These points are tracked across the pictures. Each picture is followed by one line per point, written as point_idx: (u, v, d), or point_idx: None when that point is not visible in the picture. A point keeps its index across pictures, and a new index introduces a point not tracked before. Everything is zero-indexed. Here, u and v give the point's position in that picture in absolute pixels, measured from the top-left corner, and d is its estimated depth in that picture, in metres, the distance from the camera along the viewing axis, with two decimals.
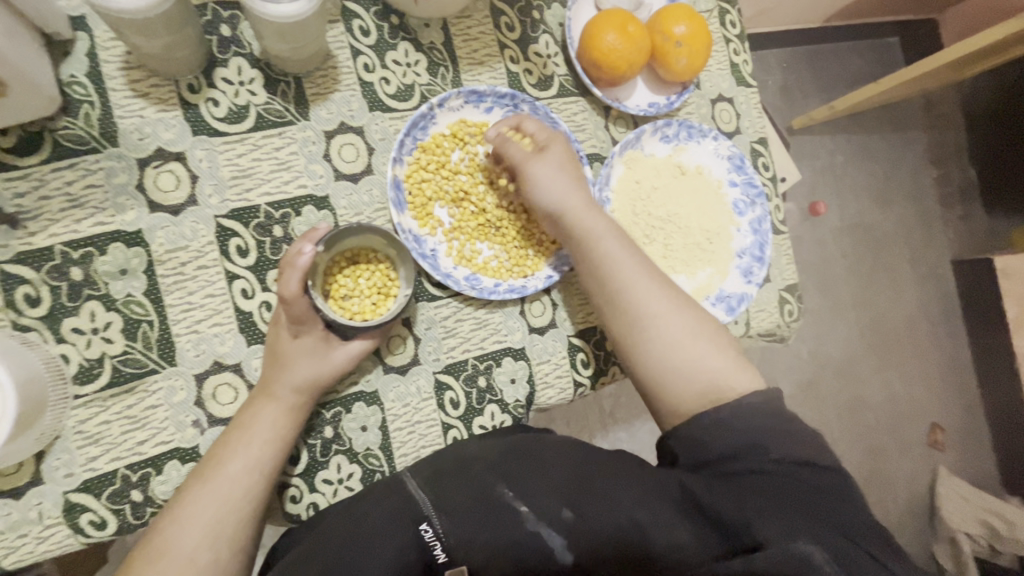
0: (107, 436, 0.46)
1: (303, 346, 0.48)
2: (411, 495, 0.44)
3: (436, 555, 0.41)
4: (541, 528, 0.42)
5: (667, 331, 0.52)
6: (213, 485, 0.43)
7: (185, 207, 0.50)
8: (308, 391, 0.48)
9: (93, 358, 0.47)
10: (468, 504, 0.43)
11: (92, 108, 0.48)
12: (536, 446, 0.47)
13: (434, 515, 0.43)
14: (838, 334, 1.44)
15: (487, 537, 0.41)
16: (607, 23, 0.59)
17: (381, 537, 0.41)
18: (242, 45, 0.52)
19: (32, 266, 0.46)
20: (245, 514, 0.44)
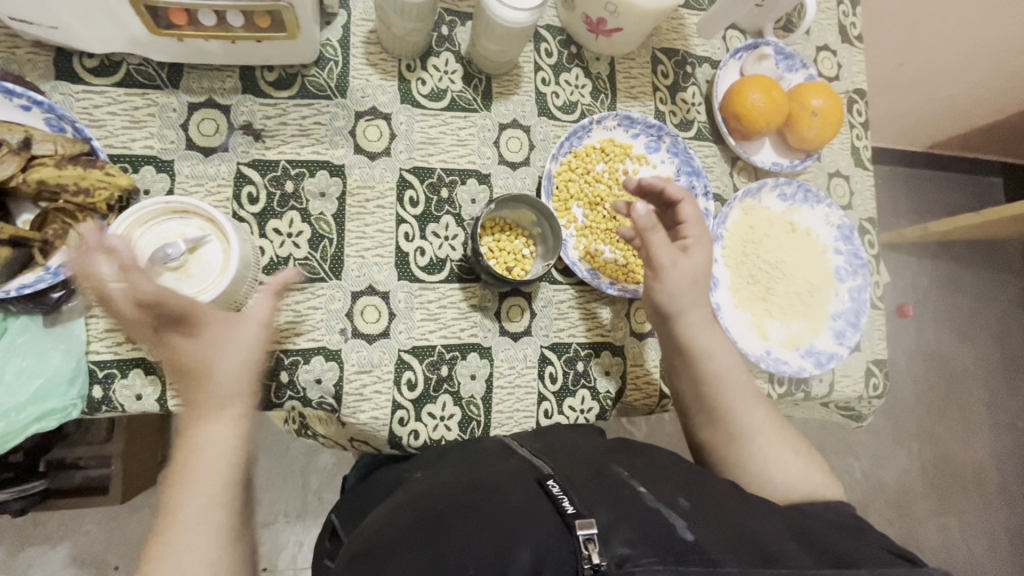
0: (274, 321, 0.54)
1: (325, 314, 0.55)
2: (531, 463, 0.48)
3: (562, 502, 0.40)
4: (660, 506, 0.41)
5: (754, 446, 0.55)
6: (194, 485, 0.40)
7: (381, 156, 0.60)
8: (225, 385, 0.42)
9: (282, 256, 0.56)
10: (588, 475, 0.45)
11: (335, 66, 0.60)
12: (648, 458, 0.50)
13: (556, 476, 0.44)
14: (898, 460, 1.38)
15: (610, 502, 0.41)
16: (754, 84, 0.67)
17: (504, 485, 0.44)
18: (454, 44, 0.63)
19: (259, 172, 0.56)
20: (226, 506, 0.41)
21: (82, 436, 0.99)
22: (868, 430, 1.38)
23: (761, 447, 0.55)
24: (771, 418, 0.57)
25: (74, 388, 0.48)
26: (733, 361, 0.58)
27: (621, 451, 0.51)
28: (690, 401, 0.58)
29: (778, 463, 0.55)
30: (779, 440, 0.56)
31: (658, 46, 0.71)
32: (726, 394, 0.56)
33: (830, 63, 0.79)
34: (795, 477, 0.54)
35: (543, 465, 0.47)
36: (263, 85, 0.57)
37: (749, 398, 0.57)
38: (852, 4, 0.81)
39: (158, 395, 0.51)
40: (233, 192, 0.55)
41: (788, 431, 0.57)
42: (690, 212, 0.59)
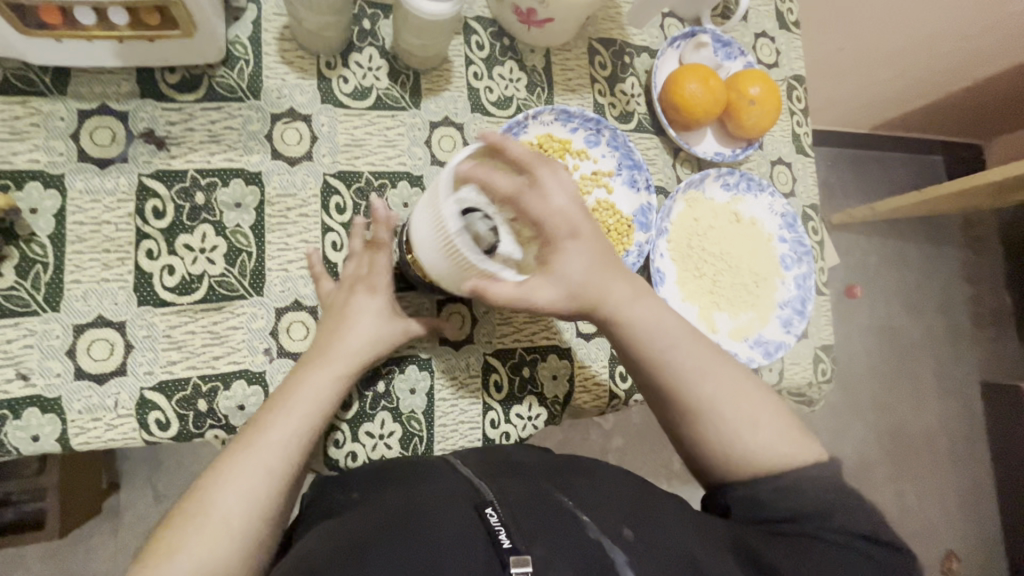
0: (189, 345, 0.50)
1: (367, 307, 0.52)
2: (472, 486, 0.45)
3: (499, 535, 0.38)
4: (603, 538, 0.39)
5: (722, 419, 0.48)
6: (289, 416, 0.47)
7: (302, 160, 0.56)
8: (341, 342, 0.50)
9: (194, 274, 0.51)
10: (531, 499, 0.43)
11: (246, 65, 0.55)
12: (596, 475, 0.49)
13: (496, 504, 0.42)
14: (856, 435, 1.42)
15: (551, 531, 0.39)
16: (691, 74, 0.66)
17: (442, 511, 0.41)
18: (377, 38, 0.60)
19: (165, 184, 0.52)
20: (302, 443, 0.47)
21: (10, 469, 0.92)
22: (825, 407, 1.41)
23: (726, 417, 0.48)
24: (734, 379, 0.50)
25: None
26: (676, 331, 0.50)
27: (564, 471, 0.50)
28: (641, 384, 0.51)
29: (754, 431, 0.48)
30: (747, 404, 0.49)
31: (594, 37, 0.69)
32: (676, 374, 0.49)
33: (769, 50, 0.78)
34: (769, 438, 0.48)
35: (485, 489, 0.44)
36: (165, 87, 0.52)
37: (704, 366, 0.49)
38: None
39: (59, 434, 0.46)
40: (135, 206, 0.51)
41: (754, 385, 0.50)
42: (560, 202, 0.43)
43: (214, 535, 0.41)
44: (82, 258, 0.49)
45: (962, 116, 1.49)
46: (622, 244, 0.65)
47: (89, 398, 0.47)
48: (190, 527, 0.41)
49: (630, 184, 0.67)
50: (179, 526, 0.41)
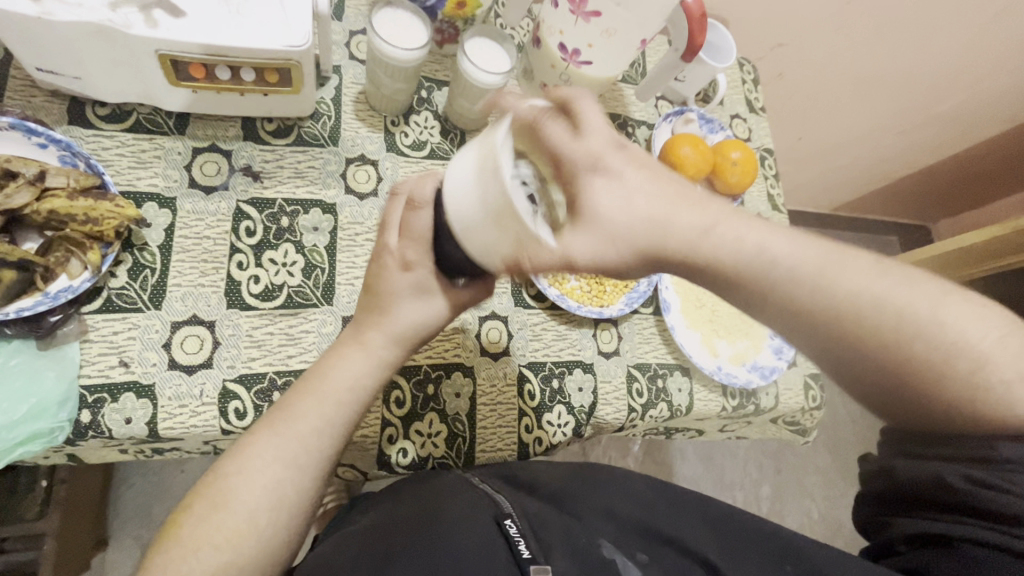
0: (268, 344, 0.57)
1: (409, 282, 0.48)
2: (492, 498, 0.50)
3: (521, 550, 0.44)
4: (615, 556, 0.46)
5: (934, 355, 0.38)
6: (320, 405, 0.46)
7: (369, 196, 0.66)
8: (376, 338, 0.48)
9: (276, 284, 0.59)
10: (547, 518, 0.49)
11: (328, 120, 0.67)
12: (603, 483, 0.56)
13: (515, 516, 0.47)
14: (848, 500, 1.47)
15: (567, 548, 0.45)
16: (684, 139, 0.81)
17: (464, 522, 0.47)
18: (432, 105, 0.73)
19: (257, 209, 0.61)
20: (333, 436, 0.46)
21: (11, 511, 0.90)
22: (816, 475, 1.49)
23: (926, 344, 0.38)
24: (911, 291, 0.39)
25: (63, 411, 0.48)
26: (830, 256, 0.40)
27: (576, 483, 0.55)
28: (803, 338, 0.41)
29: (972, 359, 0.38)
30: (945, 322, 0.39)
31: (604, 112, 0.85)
32: (843, 315, 0.39)
33: (743, 128, 0.95)
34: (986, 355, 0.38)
35: (503, 502, 0.50)
36: (264, 134, 0.64)
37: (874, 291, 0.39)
38: (753, 84, 1.00)
39: (149, 418, 0.51)
40: (231, 226, 0.59)
41: (957, 297, 0.39)
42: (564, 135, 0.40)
43: (237, 534, 0.41)
44: (184, 266, 0.57)
45: (909, 200, 1.70)
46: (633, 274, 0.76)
47: (179, 386, 0.53)
48: (209, 521, 0.41)
49: None
50: (203, 511, 0.42)
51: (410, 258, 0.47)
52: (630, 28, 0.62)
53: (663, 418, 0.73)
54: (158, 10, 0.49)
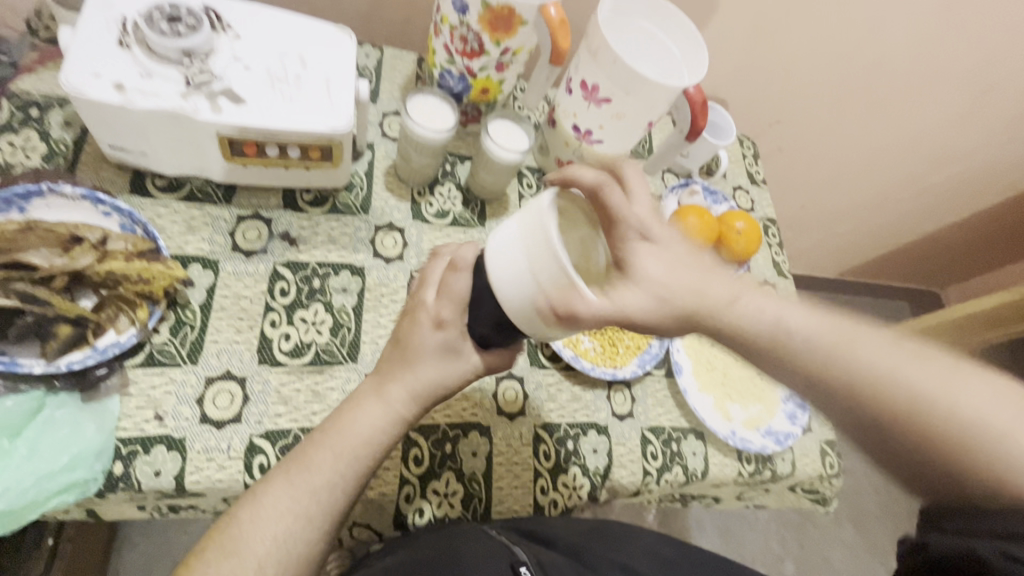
0: (294, 400, 0.59)
1: (435, 344, 0.50)
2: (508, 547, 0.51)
3: None
4: None
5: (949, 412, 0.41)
6: (334, 456, 0.46)
7: (395, 260, 0.71)
8: (388, 389, 0.49)
9: (305, 342, 0.62)
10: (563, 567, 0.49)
11: (360, 191, 0.73)
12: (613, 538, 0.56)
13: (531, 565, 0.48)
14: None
15: None
16: (690, 210, 0.86)
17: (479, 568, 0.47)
18: (455, 177, 0.79)
19: (292, 271, 0.65)
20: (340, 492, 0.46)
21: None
22: (842, 550, 1.42)
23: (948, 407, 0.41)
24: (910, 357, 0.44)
25: (99, 462, 0.50)
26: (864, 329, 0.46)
27: (591, 535, 0.56)
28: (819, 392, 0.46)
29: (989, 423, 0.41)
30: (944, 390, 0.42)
31: None
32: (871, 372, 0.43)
33: (746, 199, 1.01)
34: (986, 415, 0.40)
35: (518, 552, 0.50)
36: (302, 204, 0.69)
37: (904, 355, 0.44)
38: (754, 159, 1.06)
39: (177, 471, 0.53)
40: (266, 287, 0.64)
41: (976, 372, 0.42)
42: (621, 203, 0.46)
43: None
44: (222, 324, 0.60)
45: (915, 266, 1.73)
46: (644, 337, 0.78)
47: (208, 440, 0.55)
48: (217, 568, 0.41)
49: None
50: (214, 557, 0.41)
51: (444, 317, 0.50)
52: (639, 112, 0.69)
53: (679, 483, 0.73)
54: (223, 99, 0.56)
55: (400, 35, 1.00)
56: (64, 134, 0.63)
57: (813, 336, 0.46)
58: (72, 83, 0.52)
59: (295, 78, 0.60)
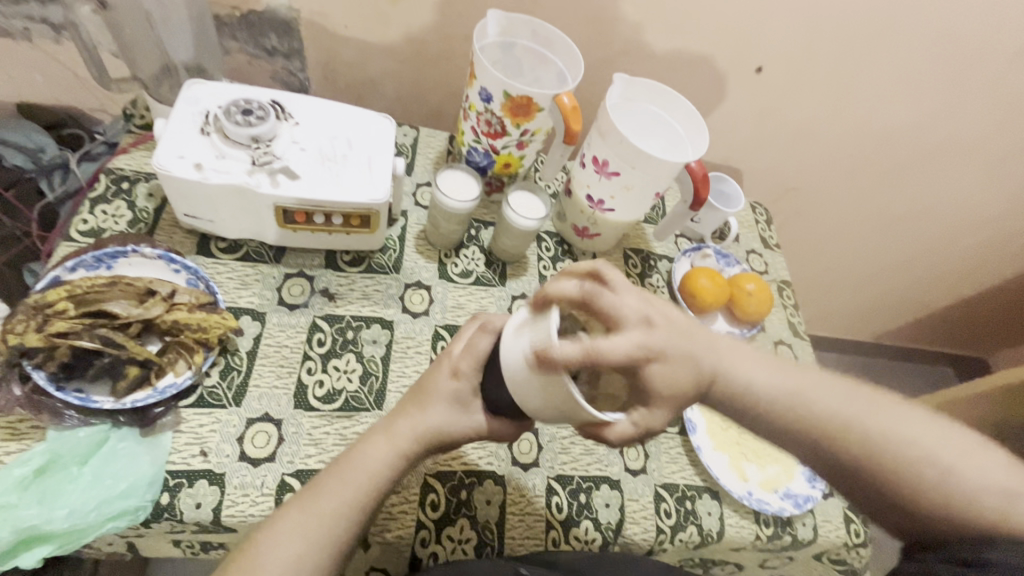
0: (323, 442, 0.64)
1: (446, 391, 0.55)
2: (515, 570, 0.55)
3: None
4: None
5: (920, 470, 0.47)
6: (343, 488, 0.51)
7: (421, 315, 0.77)
8: (407, 429, 0.54)
9: (337, 388, 0.68)
10: None
11: (393, 252, 0.81)
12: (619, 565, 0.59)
13: None
14: None
15: None
16: (701, 272, 0.90)
17: None
18: (479, 241, 0.87)
19: (329, 323, 0.72)
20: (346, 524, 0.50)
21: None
22: None
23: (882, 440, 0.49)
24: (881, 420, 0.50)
25: (150, 491, 0.56)
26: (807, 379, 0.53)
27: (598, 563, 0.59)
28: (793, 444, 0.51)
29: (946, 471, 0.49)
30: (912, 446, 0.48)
31: (628, 247, 0.96)
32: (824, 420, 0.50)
33: (759, 262, 1.05)
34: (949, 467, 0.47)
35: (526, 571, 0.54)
36: (342, 263, 0.78)
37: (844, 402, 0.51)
38: (766, 224, 1.11)
39: (215, 504, 0.58)
40: (306, 337, 0.71)
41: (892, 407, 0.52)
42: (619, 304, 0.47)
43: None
44: (265, 369, 0.67)
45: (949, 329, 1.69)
46: None
47: (244, 476, 0.60)
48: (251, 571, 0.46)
49: None
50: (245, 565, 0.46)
51: (459, 367, 0.55)
52: (646, 184, 0.76)
53: (694, 543, 0.72)
54: (282, 175, 0.66)
55: (434, 115, 1.13)
56: (148, 203, 0.74)
57: (795, 394, 0.51)
58: (160, 164, 0.62)
59: (342, 157, 0.70)
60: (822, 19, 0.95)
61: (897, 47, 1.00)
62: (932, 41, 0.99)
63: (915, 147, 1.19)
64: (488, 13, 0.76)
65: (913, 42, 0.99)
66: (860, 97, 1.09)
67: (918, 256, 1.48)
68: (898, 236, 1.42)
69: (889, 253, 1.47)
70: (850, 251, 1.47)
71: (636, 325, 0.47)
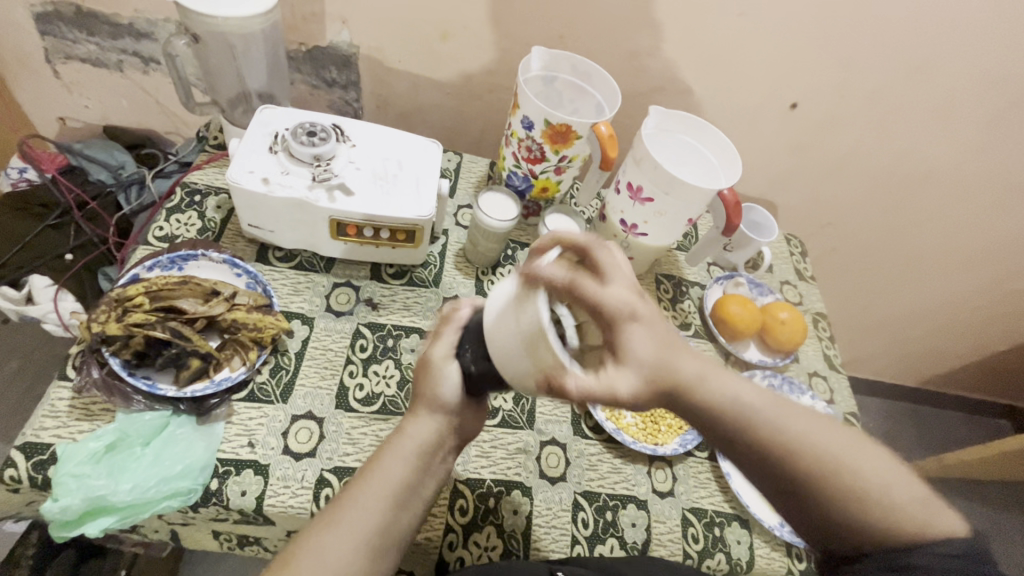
0: (361, 442, 0.67)
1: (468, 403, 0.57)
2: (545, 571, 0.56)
3: None
4: None
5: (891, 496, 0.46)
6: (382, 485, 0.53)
7: None
8: (438, 430, 0.57)
9: (376, 392, 0.71)
10: None
11: (434, 268, 0.86)
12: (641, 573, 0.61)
13: None
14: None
15: None
16: (733, 299, 0.91)
17: None
18: (515, 261, 0.90)
19: (372, 331, 0.77)
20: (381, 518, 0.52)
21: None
22: None
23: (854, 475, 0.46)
24: (858, 446, 0.48)
25: (202, 475, 0.60)
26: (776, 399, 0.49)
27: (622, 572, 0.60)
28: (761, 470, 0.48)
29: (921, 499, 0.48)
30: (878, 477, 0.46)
31: (660, 272, 0.98)
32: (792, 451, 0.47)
33: (793, 292, 1.04)
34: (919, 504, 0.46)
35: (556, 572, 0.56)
36: (386, 276, 0.83)
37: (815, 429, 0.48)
38: (802, 256, 1.11)
39: (259, 493, 0.61)
40: (349, 343, 0.75)
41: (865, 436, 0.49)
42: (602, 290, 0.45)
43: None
44: (311, 370, 0.71)
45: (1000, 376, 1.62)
46: None
47: (287, 469, 0.63)
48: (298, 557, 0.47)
49: None
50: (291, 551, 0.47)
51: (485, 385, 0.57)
52: (679, 209, 0.78)
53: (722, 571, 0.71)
54: (338, 190, 0.72)
55: (476, 144, 1.20)
56: (216, 215, 0.81)
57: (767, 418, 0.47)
58: (233, 178, 0.69)
59: (393, 176, 0.75)
60: (857, 57, 0.97)
61: (934, 85, 1.01)
62: (971, 80, 0.99)
63: (955, 186, 1.19)
64: (532, 50, 0.82)
65: (951, 81, 1.00)
66: (897, 134, 1.10)
67: (962, 298, 1.44)
68: (939, 275, 1.39)
69: (930, 293, 1.44)
70: (889, 289, 1.45)
71: (623, 308, 0.45)
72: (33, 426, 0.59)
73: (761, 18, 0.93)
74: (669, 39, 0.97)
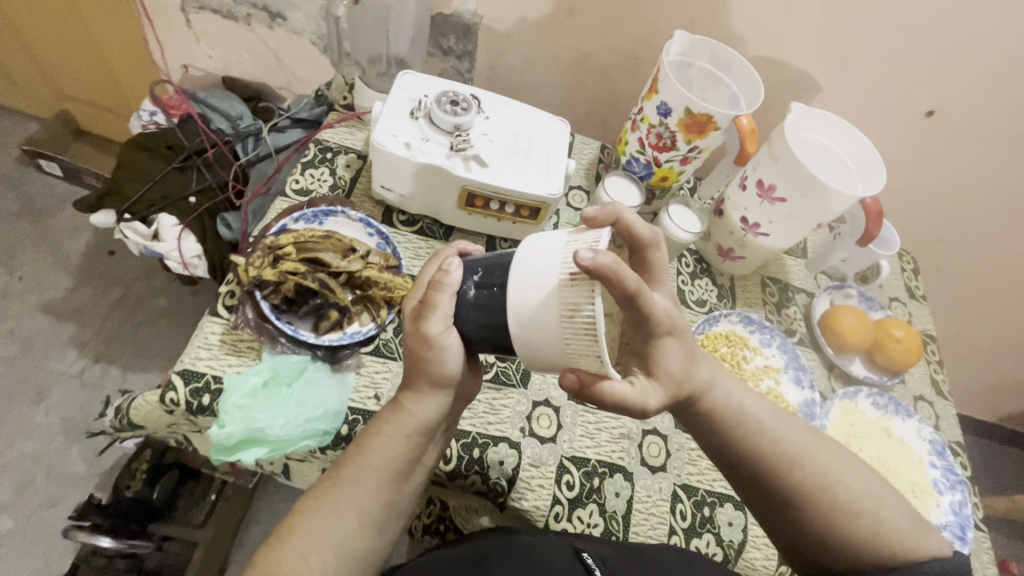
0: (476, 408, 0.69)
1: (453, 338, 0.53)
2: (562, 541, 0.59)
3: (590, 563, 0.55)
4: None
5: (825, 508, 0.53)
6: None
7: None
8: None
9: (490, 362, 0.73)
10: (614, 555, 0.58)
11: None
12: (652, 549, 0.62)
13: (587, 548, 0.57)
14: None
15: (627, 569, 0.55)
16: (844, 311, 0.88)
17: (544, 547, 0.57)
18: None
19: None
20: None
21: (183, 513, 1.06)
22: None
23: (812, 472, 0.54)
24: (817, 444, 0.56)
25: (335, 420, 0.63)
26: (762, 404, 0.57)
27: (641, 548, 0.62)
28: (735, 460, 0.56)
29: (855, 510, 0.53)
30: (851, 477, 0.55)
31: (767, 274, 0.96)
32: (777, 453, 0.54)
33: (902, 310, 1.00)
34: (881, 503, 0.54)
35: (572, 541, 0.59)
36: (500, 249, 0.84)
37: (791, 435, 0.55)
38: (913, 274, 1.06)
39: None
40: None
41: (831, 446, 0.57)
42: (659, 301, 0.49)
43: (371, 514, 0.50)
44: None
45: None
46: None
47: None
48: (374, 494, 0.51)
49: (795, 381, 0.83)
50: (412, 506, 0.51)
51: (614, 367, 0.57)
52: (812, 213, 0.76)
53: None
54: (473, 162, 0.73)
55: (580, 125, 1.18)
56: (346, 173, 0.84)
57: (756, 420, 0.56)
58: (379, 140, 0.71)
59: (525, 153, 0.75)
60: (1014, 67, 0.91)
61: None
62: None
63: None
64: (675, 34, 0.79)
65: None
66: None
67: None
68: None
69: None
70: (991, 321, 1.37)
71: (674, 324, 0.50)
72: (189, 354, 0.64)
73: (914, 17, 0.87)
74: (809, 34, 0.92)
